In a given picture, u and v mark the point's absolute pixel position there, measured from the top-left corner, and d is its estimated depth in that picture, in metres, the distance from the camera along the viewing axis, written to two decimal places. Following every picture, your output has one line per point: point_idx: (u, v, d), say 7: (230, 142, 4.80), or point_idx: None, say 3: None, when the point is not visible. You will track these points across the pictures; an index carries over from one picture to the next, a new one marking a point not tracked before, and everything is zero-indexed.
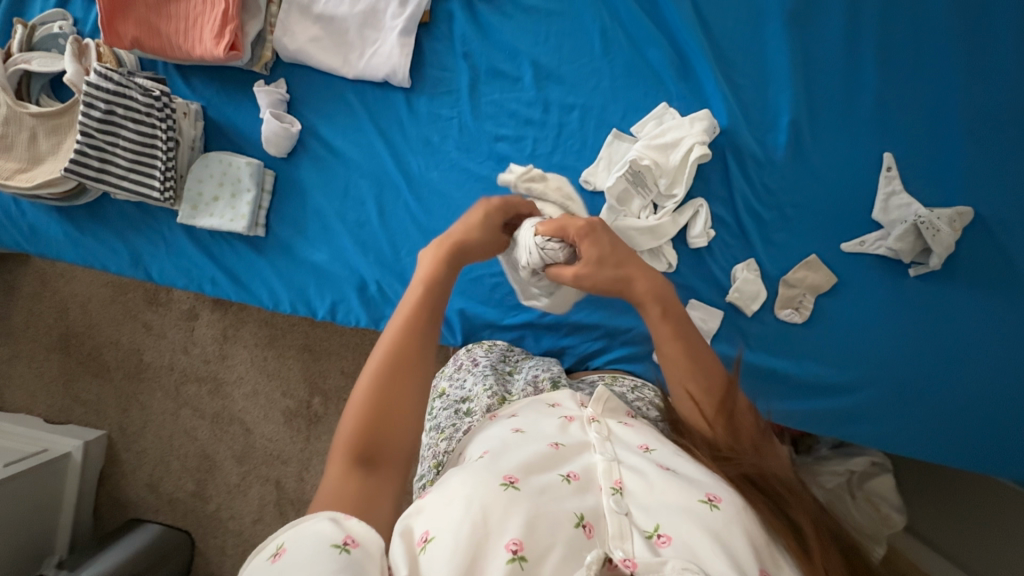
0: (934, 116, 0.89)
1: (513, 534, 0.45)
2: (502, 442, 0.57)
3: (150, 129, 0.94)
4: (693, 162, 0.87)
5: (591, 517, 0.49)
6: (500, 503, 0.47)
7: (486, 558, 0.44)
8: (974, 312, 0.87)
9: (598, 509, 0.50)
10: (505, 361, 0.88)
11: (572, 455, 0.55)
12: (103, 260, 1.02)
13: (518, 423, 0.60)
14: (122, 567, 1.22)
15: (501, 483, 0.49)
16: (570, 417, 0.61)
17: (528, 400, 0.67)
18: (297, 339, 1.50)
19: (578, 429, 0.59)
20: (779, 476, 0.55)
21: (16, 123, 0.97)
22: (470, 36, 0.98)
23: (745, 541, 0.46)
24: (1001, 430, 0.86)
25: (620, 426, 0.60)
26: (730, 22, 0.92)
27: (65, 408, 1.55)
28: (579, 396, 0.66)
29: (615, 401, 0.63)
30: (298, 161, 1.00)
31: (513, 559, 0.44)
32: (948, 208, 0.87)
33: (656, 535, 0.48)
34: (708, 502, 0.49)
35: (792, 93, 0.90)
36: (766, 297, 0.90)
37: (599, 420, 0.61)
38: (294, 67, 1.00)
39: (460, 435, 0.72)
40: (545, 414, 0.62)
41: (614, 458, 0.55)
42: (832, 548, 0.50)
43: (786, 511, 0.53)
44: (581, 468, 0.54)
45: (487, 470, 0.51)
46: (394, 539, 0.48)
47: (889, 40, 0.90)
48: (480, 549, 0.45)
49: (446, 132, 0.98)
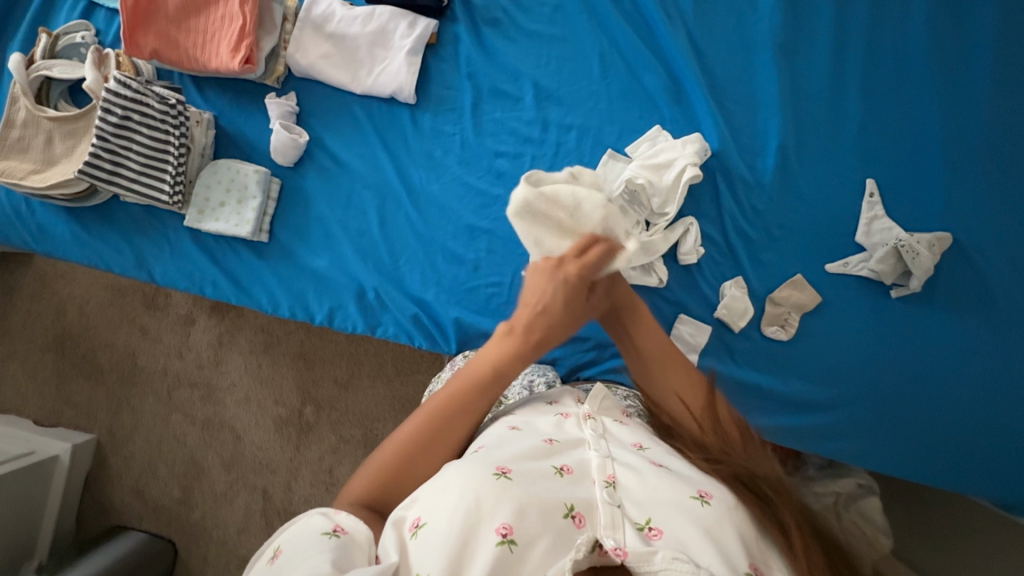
0: (914, 146, 0.93)
1: (504, 519, 0.49)
2: (497, 437, 0.60)
3: (164, 135, 0.98)
4: (684, 183, 0.91)
5: (582, 508, 0.52)
6: (492, 493, 0.50)
7: (477, 542, 0.48)
8: (954, 333, 0.90)
9: (591, 500, 0.53)
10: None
11: (566, 450, 0.59)
12: (107, 260, 1.04)
13: (514, 422, 0.63)
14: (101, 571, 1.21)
15: (494, 472, 0.52)
16: (565, 414, 0.65)
17: (526, 399, 0.70)
18: (293, 347, 1.52)
19: (573, 426, 0.62)
20: (768, 478, 0.56)
21: (35, 126, 1.01)
22: (475, 57, 1.03)
23: (735, 536, 0.49)
24: (979, 450, 0.88)
25: (614, 425, 0.64)
26: (722, 52, 0.98)
27: (55, 411, 1.55)
28: (575, 393, 0.70)
29: (611, 399, 0.67)
30: (304, 169, 1.03)
31: (502, 542, 0.47)
32: (927, 233, 0.90)
33: (648, 528, 0.50)
34: (699, 499, 0.51)
35: (780, 120, 0.95)
36: (753, 314, 0.92)
37: (595, 416, 0.64)
38: (305, 82, 1.04)
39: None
40: (541, 412, 0.65)
41: (608, 454, 0.58)
42: (813, 548, 0.51)
43: (771, 510, 0.54)
44: (575, 461, 0.57)
45: (481, 461, 0.54)
46: (387, 527, 0.53)
47: (872, 74, 0.95)
48: (472, 533, 0.48)
49: (449, 146, 1.02)
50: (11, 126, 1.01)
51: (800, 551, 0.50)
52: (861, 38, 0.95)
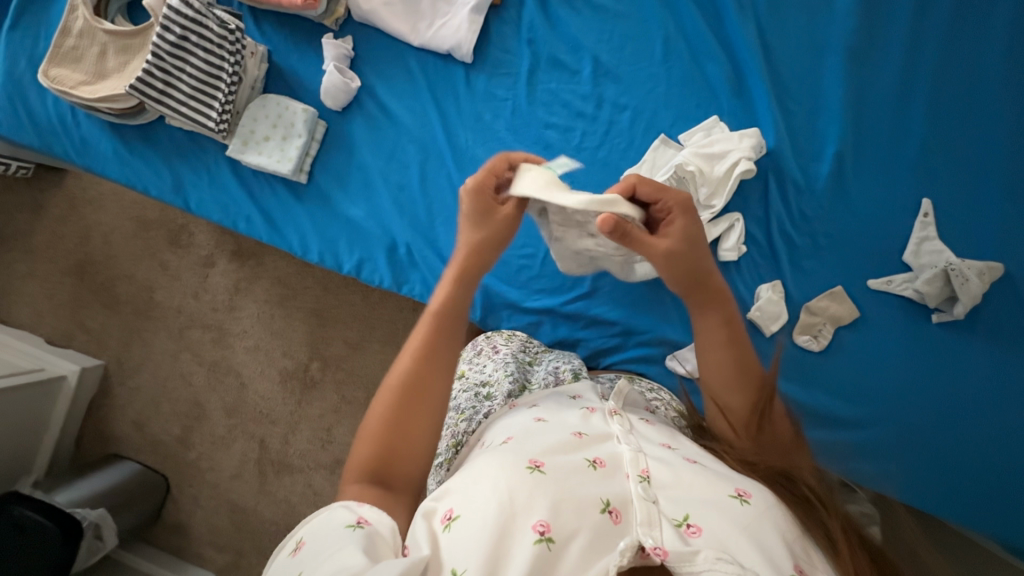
0: (976, 171, 0.90)
1: (541, 516, 0.47)
2: (524, 429, 0.58)
3: (219, 60, 0.97)
4: (737, 176, 0.89)
5: (618, 503, 0.49)
6: (526, 486, 0.48)
7: (514, 538, 0.46)
8: (991, 366, 0.87)
9: (625, 495, 0.50)
10: (527, 350, 0.88)
11: (595, 443, 0.56)
12: (145, 183, 1.04)
13: (539, 414, 0.62)
14: (85, 502, 1.23)
15: (526, 466, 0.50)
16: (590, 409, 0.63)
17: (548, 391, 0.69)
18: (308, 303, 1.51)
19: (599, 420, 0.60)
20: (807, 480, 0.57)
21: (90, 37, 1.01)
22: (537, 24, 1.00)
23: (776, 535, 0.47)
24: (1003, 490, 0.86)
25: (641, 423, 0.61)
26: (791, 50, 0.95)
27: (68, 333, 1.56)
28: (599, 390, 0.69)
29: (633, 396, 0.67)
30: (351, 116, 1.02)
31: (540, 540, 0.45)
32: (979, 261, 0.87)
33: (686, 524, 0.48)
34: (738, 497, 0.50)
35: (842, 126, 0.92)
36: (787, 320, 0.90)
37: (621, 413, 0.62)
38: (363, 28, 1.03)
39: (480, 418, 0.74)
40: (566, 405, 0.64)
41: (639, 449, 0.55)
42: (858, 551, 0.51)
43: (816, 513, 0.53)
44: (607, 455, 0.54)
45: (513, 453, 0.53)
46: (417, 518, 0.51)
47: (944, 90, 0.92)
48: (508, 528, 0.46)
49: (499, 111, 1.00)
50: (66, 35, 1.01)
51: (848, 557, 0.49)
52: (939, 51, 0.92)
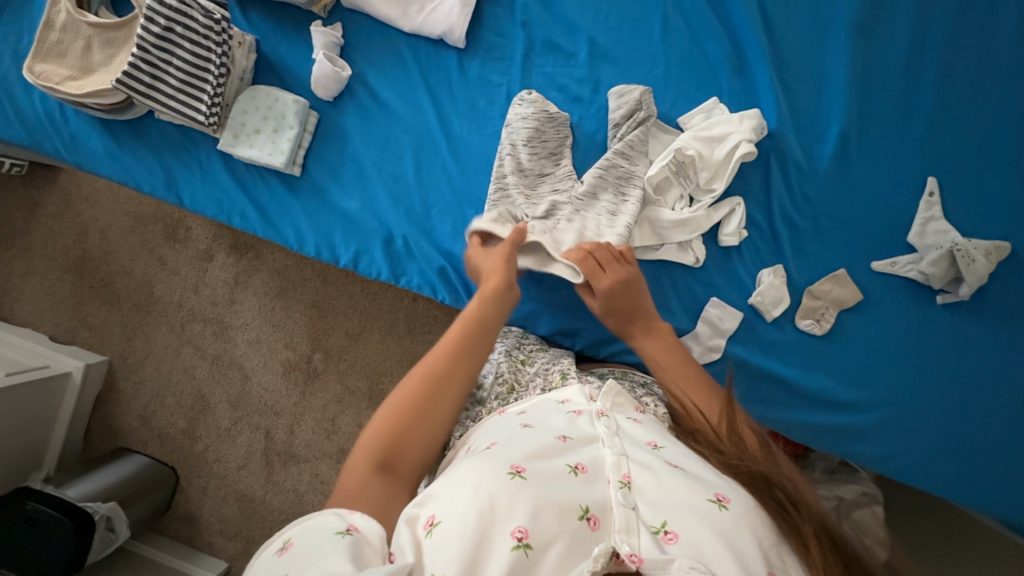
0: (985, 149, 0.88)
1: (519, 522, 0.47)
2: (509, 435, 0.58)
3: (206, 51, 0.95)
4: (737, 159, 0.87)
5: (597, 510, 0.50)
6: (507, 492, 0.48)
7: (491, 545, 0.46)
8: (996, 346, 0.87)
9: (605, 502, 0.51)
10: (520, 348, 0.86)
11: (579, 447, 0.57)
12: (138, 178, 1.02)
13: (527, 419, 0.61)
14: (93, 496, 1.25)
15: (507, 471, 0.50)
16: (577, 412, 0.62)
17: (536, 398, 0.67)
18: (307, 295, 1.50)
19: (586, 423, 0.61)
20: (784, 485, 0.56)
21: (73, 31, 0.99)
22: (532, 5, 0.98)
23: (753, 541, 0.47)
24: (1009, 469, 0.86)
25: (627, 423, 0.62)
26: (794, 26, 0.92)
27: (70, 330, 1.57)
28: (588, 390, 0.68)
29: (623, 396, 0.66)
30: (343, 106, 1.00)
31: (518, 546, 0.45)
32: (985, 240, 0.86)
33: (662, 532, 0.48)
34: (716, 502, 0.50)
35: (845, 105, 0.90)
36: (789, 304, 0.89)
37: (608, 414, 0.62)
38: (352, 14, 1.01)
39: (468, 423, 0.75)
40: (552, 411, 0.63)
41: (623, 453, 0.56)
42: (831, 555, 0.50)
43: (790, 519, 0.52)
44: (589, 460, 0.55)
45: (495, 459, 0.52)
46: (400, 525, 0.50)
47: (952, 63, 0.89)
48: (486, 535, 0.46)
49: (494, 97, 0.98)
50: (50, 29, 0.99)
51: (818, 558, 0.49)
52: (947, 23, 0.89)
